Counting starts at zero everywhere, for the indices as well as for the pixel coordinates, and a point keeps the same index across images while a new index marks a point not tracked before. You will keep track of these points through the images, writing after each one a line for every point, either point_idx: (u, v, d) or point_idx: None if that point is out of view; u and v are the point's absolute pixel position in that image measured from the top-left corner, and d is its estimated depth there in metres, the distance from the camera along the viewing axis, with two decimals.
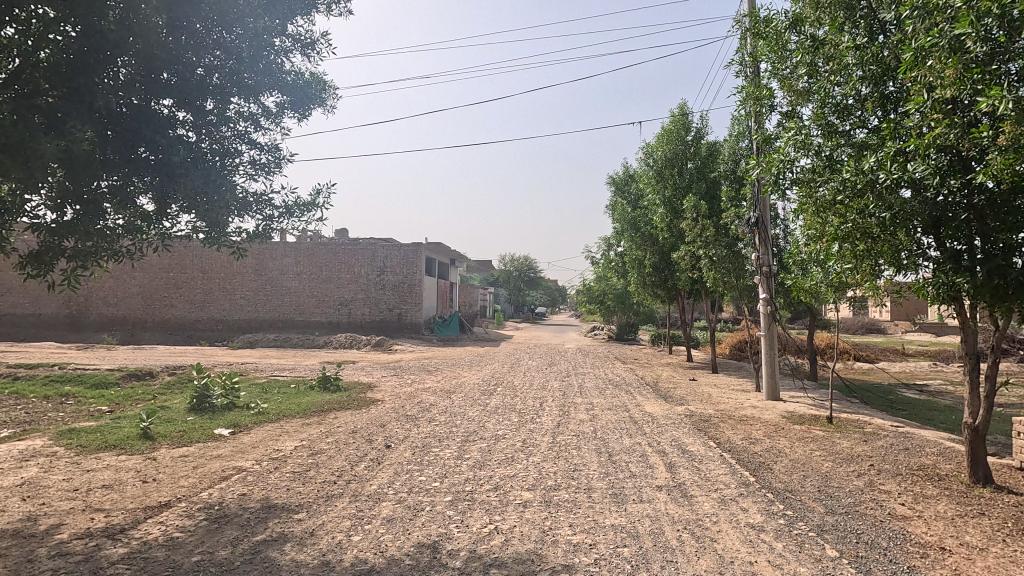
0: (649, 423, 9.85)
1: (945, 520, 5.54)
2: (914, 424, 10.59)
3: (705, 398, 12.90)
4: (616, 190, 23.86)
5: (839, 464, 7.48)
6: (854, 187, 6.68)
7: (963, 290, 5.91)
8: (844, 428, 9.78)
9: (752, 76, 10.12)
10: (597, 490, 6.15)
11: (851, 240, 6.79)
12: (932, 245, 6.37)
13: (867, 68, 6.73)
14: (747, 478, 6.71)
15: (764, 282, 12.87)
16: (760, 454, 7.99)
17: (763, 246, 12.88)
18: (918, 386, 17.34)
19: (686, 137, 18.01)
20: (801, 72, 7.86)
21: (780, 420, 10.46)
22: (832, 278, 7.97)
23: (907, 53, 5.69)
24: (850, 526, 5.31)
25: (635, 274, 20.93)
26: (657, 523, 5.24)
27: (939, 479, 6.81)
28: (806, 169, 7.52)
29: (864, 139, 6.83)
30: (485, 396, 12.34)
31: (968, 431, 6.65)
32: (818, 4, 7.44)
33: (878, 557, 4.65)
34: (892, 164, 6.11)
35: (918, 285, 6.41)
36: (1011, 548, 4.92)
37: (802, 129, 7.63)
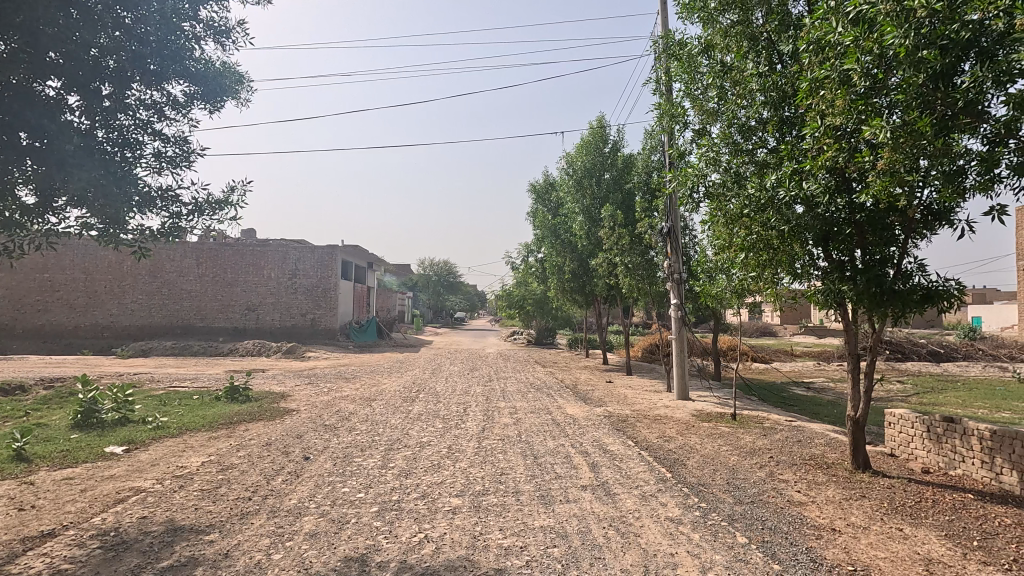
0: (571, 425, 10.12)
1: (834, 504, 6.17)
2: (804, 419, 11.68)
3: (621, 399, 13.46)
4: (537, 198, 23.91)
5: (743, 458, 8.10)
6: (759, 203, 7.28)
7: (847, 296, 6.67)
8: (746, 424, 10.58)
9: (666, 94, 10.69)
10: (525, 492, 6.24)
11: (756, 250, 7.40)
12: (821, 256, 7.08)
13: (769, 94, 7.37)
14: (663, 475, 7.09)
15: (675, 288, 13.66)
16: (674, 451, 8.46)
17: (674, 254, 13.62)
18: (805, 384, 19.07)
19: (604, 148, 18.69)
20: (711, 93, 8.45)
21: (690, 419, 11.14)
22: (737, 284, 8.63)
23: (804, 83, 6.28)
24: (756, 514, 5.77)
25: (555, 280, 21.43)
26: (583, 521, 5.40)
27: (827, 467, 7.56)
28: (716, 183, 8.09)
29: (765, 158, 7.47)
30: (407, 403, 12.12)
31: (851, 422, 7.41)
32: (726, 33, 7.99)
33: (781, 540, 5.08)
34: (790, 182, 6.72)
35: (810, 292, 7.08)
36: (888, 525, 5.57)
37: (713, 146, 8.18)
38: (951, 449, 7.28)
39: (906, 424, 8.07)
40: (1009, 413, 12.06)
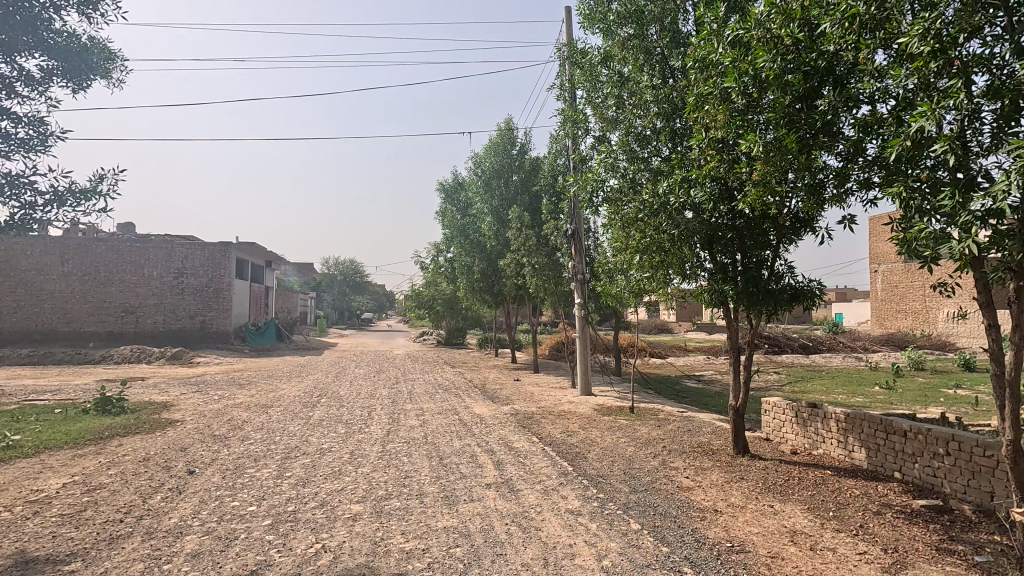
0: (478, 425, 10.17)
1: (717, 487, 6.71)
2: (694, 409, 12.62)
3: (528, 397, 13.74)
4: (445, 197, 23.78)
5: (639, 448, 8.57)
6: (652, 208, 7.73)
7: (729, 295, 7.30)
8: (642, 416, 11.22)
9: (569, 100, 11.04)
10: (429, 494, 6.18)
11: (649, 252, 7.86)
12: (707, 258, 7.66)
13: (661, 105, 7.86)
14: (565, 468, 7.33)
15: (579, 288, 14.17)
16: (576, 445, 8.78)
17: (578, 256, 14.12)
18: (696, 377, 20.59)
19: (512, 151, 18.96)
20: (610, 102, 8.85)
21: (592, 413, 11.62)
22: (633, 284, 9.11)
23: (691, 97, 6.75)
24: (648, 501, 6.13)
25: (464, 280, 21.39)
26: (487, 519, 5.44)
27: (713, 453, 8.20)
28: (614, 189, 8.51)
29: (658, 166, 7.94)
30: (307, 408, 11.56)
31: (733, 411, 8.08)
32: (624, 45, 8.42)
33: (670, 524, 5.43)
34: (679, 189, 7.21)
35: (697, 291, 7.63)
36: (762, 502, 6.15)
37: (611, 153, 8.56)
38: (813, 431, 8.17)
39: (778, 411, 8.94)
40: (861, 397, 13.77)
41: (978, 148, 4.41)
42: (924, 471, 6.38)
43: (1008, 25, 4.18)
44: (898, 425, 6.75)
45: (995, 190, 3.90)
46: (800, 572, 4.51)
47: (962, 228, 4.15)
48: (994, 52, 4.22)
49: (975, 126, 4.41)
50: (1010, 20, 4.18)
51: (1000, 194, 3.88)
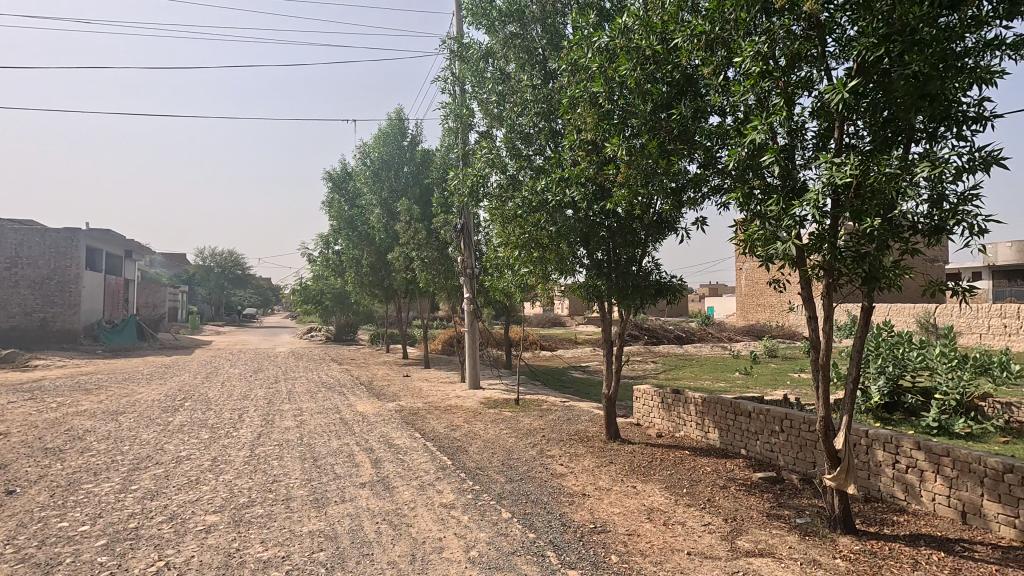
0: (359, 423, 9.87)
1: (588, 471, 7.07)
2: (575, 399, 13.23)
3: (416, 393, 13.60)
4: (332, 186, 22.75)
5: (519, 439, 8.81)
6: (531, 205, 7.94)
7: (602, 290, 7.70)
8: (527, 408, 11.52)
9: (455, 94, 11.04)
10: (297, 498, 5.89)
11: (528, 247, 8.06)
12: (583, 255, 8.01)
13: (541, 105, 8.10)
14: (444, 463, 7.35)
15: (468, 283, 14.23)
16: (459, 438, 8.82)
17: (467, 251, 14.19)
18: (581, 368, 21.58)
19: (402, 142, 18.57)
20: (493, 99, 8.96)
21: (478, 406, 11.76)
22: (515, 278, 9.31)
23: (565, 99, 7.01)
24: (522, 489, 6.31)
25: (352, 273, 20.63)
26: (356, 520, 5.29)
27: (587, 440, 8.64)
28: (497, 185, 8.64)
29: (539, 164, 8.19)
30: (167, 413, 10.52)
31: (606, 399, 8.56)
32: (506, 43, 8.58)
33: (540, 511, 5.63)
34: (557, 188, 7.48)
35: (575, 286, 7.96)
36: (627, 484, 6.57)
37: (494, 149, 8.67)
38: (676, 415, 8.88)
39: (647, 397, 9.61)
40: (722, 383, 15.25)
41: (800, 162, 5.00)
42: (764, 447, 7.17)
43: (822, 54, 4.79)
44: (744, 407, 7.53)
45: (810, 199, 4.45)
46: (652, 546, 4.87)
47: (786, 231, 4.68)
48: (811, 77, 4.81)
49: (799, 143, 5.00)
50: (823, 50, 4.80)
51: (814, 202, 4.42)
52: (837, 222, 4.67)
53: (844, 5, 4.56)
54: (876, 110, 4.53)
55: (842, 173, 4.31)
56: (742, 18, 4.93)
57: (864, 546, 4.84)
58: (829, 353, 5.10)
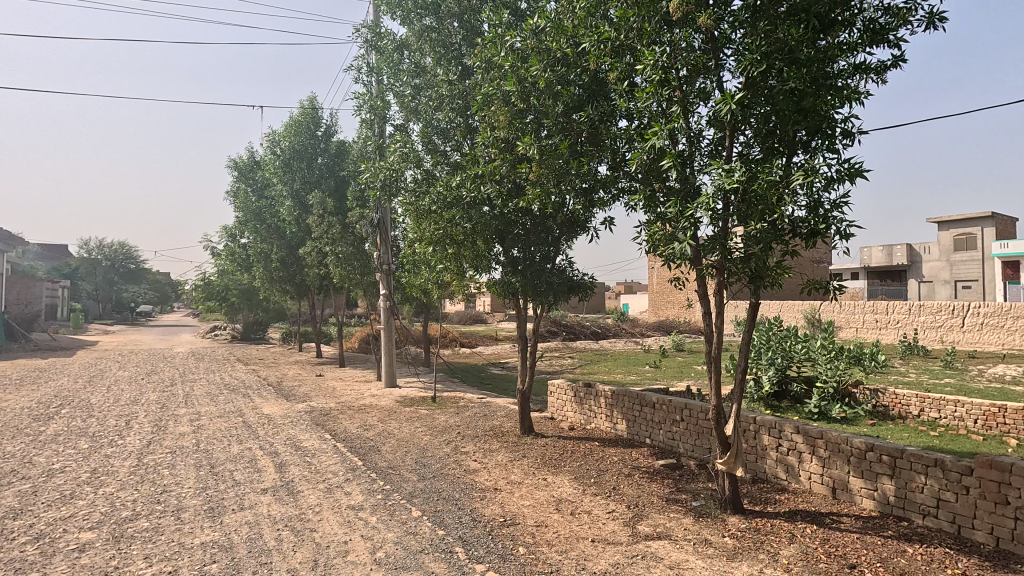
0: (264, 426, 9.36)
1: (501, 466, 7.15)
2: (493, 395, 13.32)
3: (328, 393, 13.12)
4: (238, 175, 21.42)
5: (434, 436, 8.75)
6: (445, 200, 7.87)
7: (516, 288, 7.79)
8: (443, 405, 11.46)
9: (369, 85, 10.75)
10: (190, 508, 5.50)
11: (442, 244, 7.96)
12: (499, 252, 8.05)
13: (456, 100, 8.11)
14: (354, 464, 7.14)
15: (385, 279, 13.92)
16: (372, 438, 8.61)
17: (384, 246, 13.88)
18: (501, 364, 21.77)
19: (315, 131, 17.81)
20: (409, 91, 8.82)
21: (393, 405, 11.54)
22: (431, 274, 9.21)
23: (479, 96, 7.06)
24: (434, 487, 6.27)
25: (260, 268, 19.51)
26: (255, 528, 5.02)
27: (502, 435, 8.73)
28: (412, 179, 8.52)
29: (455, 161, 8.17)
30: (39, 422, 9.43)
31: (520, 394, 8.69)
32: (422, 36, 8.49)
33: (451, 507, 5.63)
34: (472, 184, 7.48)
35: (490, 283, 7.98)
36: (538, 476, 6.72)
37: (409, 143, 8.54)
38: (588, 408, 9.18)
39: (560, 392, 9.87)
40: (633, 376, 15.98)
41: (695, 168, 5.33)
42: (666, 436, 7.59)
43: (716, 68, 5.13)
44: (649, 398, 7.92)
45: (703, 202, 4.75)
46: (558, 536, 5.02)
47: (683, 231, 4.95)
48: (707, 88, 5.14)
49: (695, 149, 5.32)
50: (718, 64, 5.14)
51: (706, 205, 4.72)
52: (727, 225, 5.01)
53: (735, 23, 4.90)
54: (762, 122, 4.90)
55: (730, 179, 4.63)
56: (645, 29, 5.17)
57: (749, 524, 5.25)
58: (721, 346, 5.47)
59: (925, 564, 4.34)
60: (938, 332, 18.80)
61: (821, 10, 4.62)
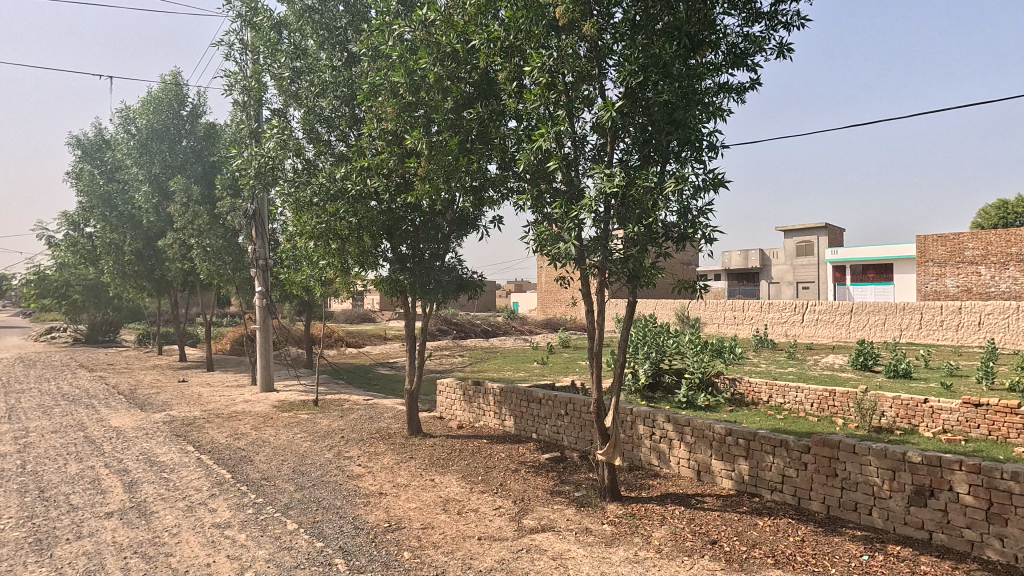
0: (112, 440, 8.23)
1: (386, 469, 6.91)
2: (380, 396, 12.89)
3: (194, 400, 11.88)
4: (82, 154, 18.73)
5: (315, 442, 8.26)
6: (328, 192, 7.46)
7: (404, 286, 7.55)
8: (326, 408, 10.87)
9: (242, 64, 9.88)
10: (9, 543, 4.66)
11: (324, 239, 7.52)
12: (386, 249, 7.76)
13: (340, 89, 7.77)
14: (221, 477, 6.52)
15: (260, 275, 12.92)
16: (243, 448, 7.93)
17: (259, 239, 12.86)
18: (389, 364, 21.18)
19: (179, 110, 16.05)
20: (287, 74, 8.23)
21: (269, 411, 10.73)
22: (312, 270, 8.67)
23: (365, 85, 6.81)
24: (313, 496, 5.90)
25: (109, 261, 17.18)
26: (95, 558, 4.38)
27: (389, 437, 8.46)
28: (293, 170, 8.00)
29: (340, 152, 7.80)
30: None
31: (408, 395, 8.49)
32: (302, 16, 7.99)
33: (331, 516, 5.34)
34: (357, 176, 7.16)
35: (376, 280, 7.67)
36: (424, 478, 6.58)
37: (288, 130, 7.99)
38: (477, 406, 9.20)
39: (449, 391, 9.79)
40: (522, 373, 16.34)
41: (580, 171, 5.53)
42: (551, 430, 7.83)
43: (599, 76, 5.36)
44: (536, 394, 8.11)
45: (586, 204, 4.93)
46: (444, 537, 4.95)
47: (567, 232, 5.11)
48: (590, 95, 5.35)
49: (580, 153, 5.54)
50: (601, 72, 5.38)
51: (589, 208, 4.91)
52: (608, 227, 5.25)
53: (616, 35, 5.16)
54: (639, 131, 5.21)
55: (611, 183, 4.86)
56: (533, 32, 5.27)
57: (625, 510, 5.57)
58: (602, 342, 5.74)
59: (772, 534, 4.88)
60: (783, 326, 21.42)
61: (692, 30, 5.00)
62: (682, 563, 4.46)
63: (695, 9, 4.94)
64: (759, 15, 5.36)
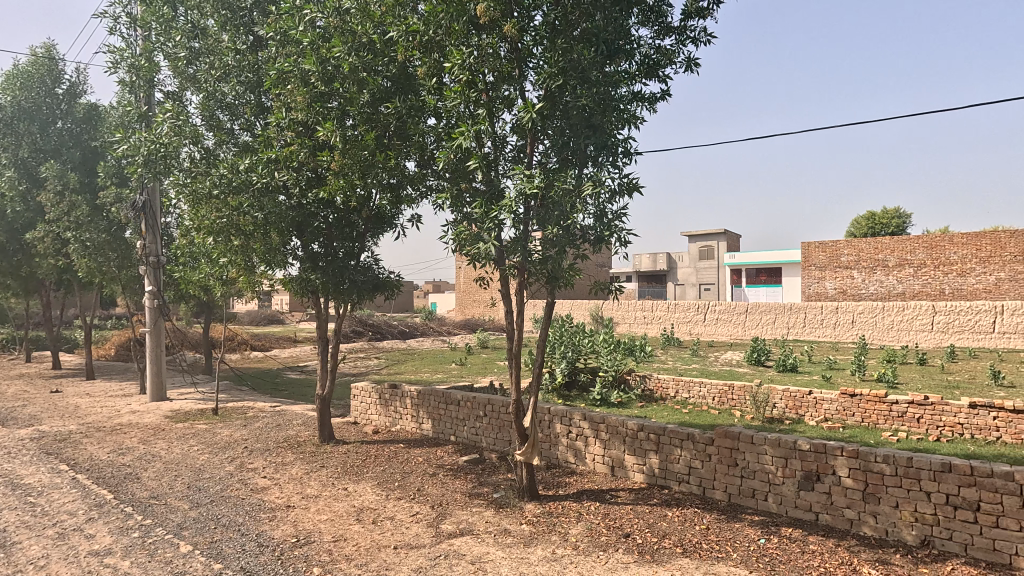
0: None
1: (294, 481, 6.51)
2: (289, 402, 12.19)
3: (68, 413, 10.59)
4: None
5: (214, 455, 7.63)
6: (230, 184, 6.93)
7: (316, 286, 7.15)
8: (227, 417, 10.09)
9: (130, 40, 8.95)
10: None
11: (225, 234, 6.98)
12: (296, 246, 7.32)
13: (245, 75, 7.26)
14: (101, 498, 5.83)
15: (150, 273, 11.78)
16: (129, 464, 7.16)
17: (150, 234, 11.72)
18: (299, 368, 20.12)
19: (53, 87, 14.30)
20: (183, 54, 7.57)
21: (161, 422, 9.79)
22: (210, 269, 8.00)
23: (272, 71, 6.40)
24: (211, 513, 5.44)
25: None
26: None
27: (297, 446, 7.99)
28: (189, 159, 7.38)
29: (244, 142, 7.28)
30: None
31: (319, 400, 8.07)
32: None
33: (231, 535, 4.94)
34: (263, 168, 6.71)
35: (284, 280, 7.20)
36: (336, 487, 6.27)
37: (183, 116, 7.35)
38: (393, 410, 8.93)
39: (364, 395, 9.44)
40: (440, 374, 16.14)
41: (500, 171, 5.51)
42: (470, 432, 7.76)
43: (520, 77, 5.36)
44: (454, 396, 8.00)
45: (506, 205, 4.91)
46: (357, 549, 4.73)
47: (487, 232, 5.07)
48: (511, 96, 5.35)
49: (500, 153, 5.52)
50: (522, 74, 5.38)
51: (509, 208, 4.89)
52: (528, 228, 5.27)
53: (536, 37, 5.18)
54: (558, 134, 5.28)
55: (531, 184, 4.87)
56: (453, 28, 5.17)
57: (543, 509, 5.61)
58: (522, 342, 5.75)
59: (679, 524, 5.11)
60: (688, 326, 22.75)
61: (609, 38, 5.13)
62: (598, 558, 4.56)
63: (611, 18, 5.09)
64: (670, 30, 5.61)
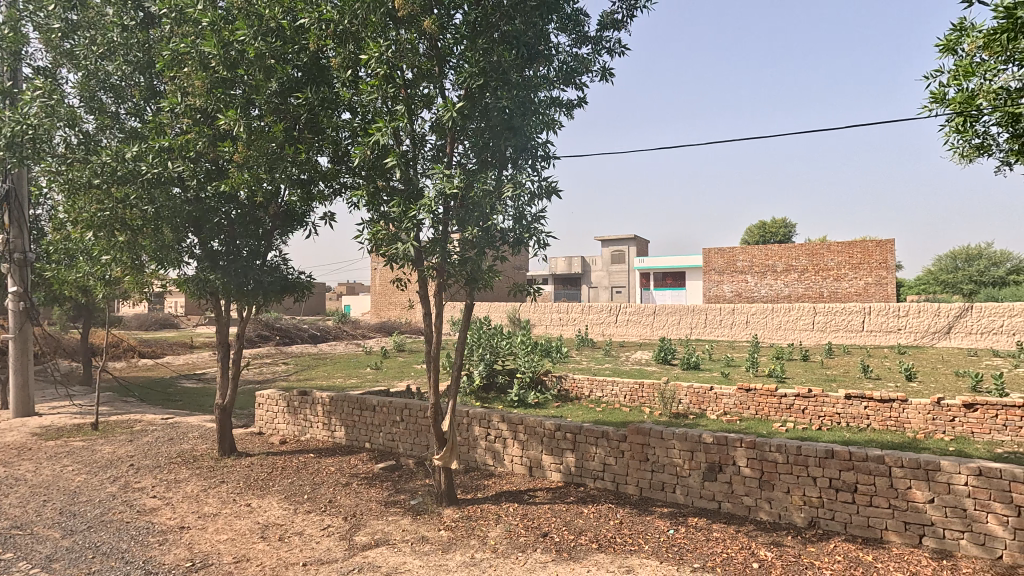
0: None
1: (189, 499, 5.97)
2: (183, 414, 11.20)
3: None
4: None
5: (92, 475, 6.82)
6: (114, 173, 6.25)
7: (216, 287, 6.59)
8: (109, 433, 9.08)
9: None
10: None
11: (109, 229, 6.29)
12: (193, 243, 6.74)
13: (133, 54, 6.57)
14: None
15: (14, 272, 10.37)
16: None
17: (14, 227, 10.31)
18: (196, 376, 18.57)
19: None
20: (57, 26, 6.73)
21: (26, 440, 8.62)
22: (89, 267, 7.17)
23: (166, 51, 5.85)
24: (89, 541, 4.85)
25: None
26: None
27: (193, 461, 7.34)
28: (65, 144, 6.59)
29: (131, 128, 6.61)
30: None
31: (218, 410, 7.47)
32: None
33: (113, 564, 4.43)
34: (154, 158, 6.12)
35: (178, 280, 6.58)
36: (239, 504, 5.82)
37: (56, 96, 6.55)
38: (302, 418, 8.46)
39: (270, 403, 8.86)
40: (354, 379, 15.56)
41: (418, 169, 5.38)
42: (385, 438, 7.52)
43: (439, 76, 5.27)
44: (369, 402, 7.72)
45: (425, 205, 4.80)
46: (262, 569, 4.41)
47: (405, 232, 4.93)
48: (430, 94, 5.24)
49: (418, 152, 5.39)
50: (441, 72, 5.29)
51: (428, 208, 4.78)
52: (447, 229, 5.19)
53: (456, 35, 5.11)
54: (478, 135, 5.25)
55: (450, 184, 4.79)
56: (369, 20, 4.98)
57: (461, 513, 5.54)
58: (440, 345, 5.64)
59: (594, 520, 5.25)
60: (601, 327, 23.52)
61: (529, 41, 5.17)
62: (517, 559, 4.56)
63: (531, 23, 5.14)
64: (586, 39, 5.77)
